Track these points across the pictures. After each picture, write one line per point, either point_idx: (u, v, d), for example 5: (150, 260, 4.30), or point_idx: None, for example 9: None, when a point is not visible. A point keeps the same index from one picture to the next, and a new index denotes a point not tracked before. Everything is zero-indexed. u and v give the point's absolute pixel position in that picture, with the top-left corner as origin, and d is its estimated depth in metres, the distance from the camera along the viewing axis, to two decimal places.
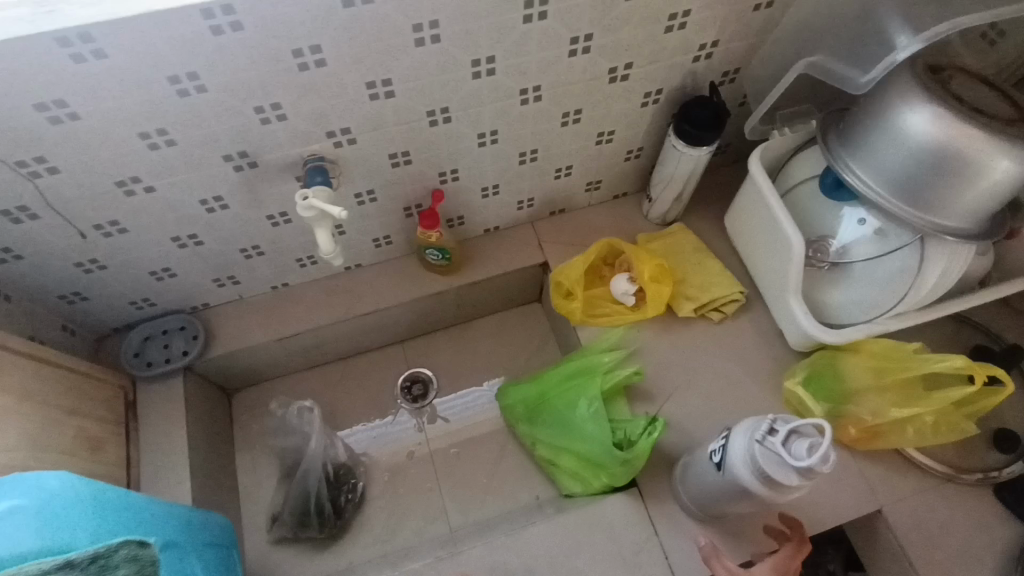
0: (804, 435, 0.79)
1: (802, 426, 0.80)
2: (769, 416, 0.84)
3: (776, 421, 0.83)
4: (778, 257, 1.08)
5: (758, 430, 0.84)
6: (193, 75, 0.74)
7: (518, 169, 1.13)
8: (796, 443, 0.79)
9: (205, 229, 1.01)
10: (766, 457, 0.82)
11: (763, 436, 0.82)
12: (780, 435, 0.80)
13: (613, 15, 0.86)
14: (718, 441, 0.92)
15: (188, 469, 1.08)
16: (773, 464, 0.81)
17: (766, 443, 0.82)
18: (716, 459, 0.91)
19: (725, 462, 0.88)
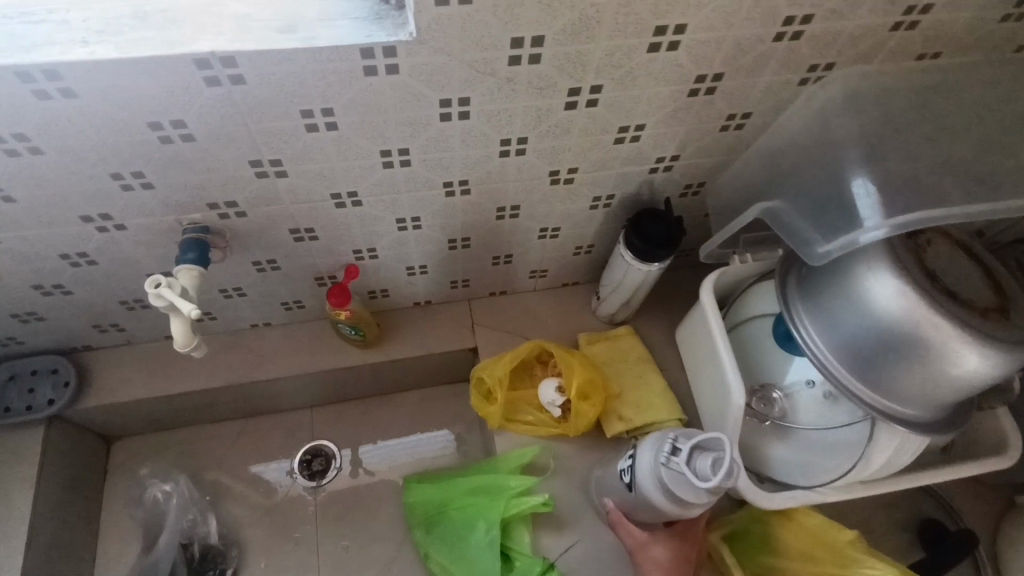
0: (708, 451, 0.72)
1: (703, 441, 0.73)
2: (671, 433, 0.77)
3: (678, 439, 0.76)
4: (720, 398, 0.94)
5: (662, 449, 0.77)
6: (21, 136, 0.63)
7: (449, 254, 1.01)
8: (699, 460, 0.72)
9: (73, 281, 0.89)
10: (674, 479, 0.75)
11: (667, 457, 0.76)
12: (682, 455, 0.73)
13: (550, 123, 0.74)
14: (626, 459, 0.85)
15: (24, 537, 0.96)
16: (682, 483, 0.74)
17: (671, 464, 0.75)
18: (626, 479, 0.84)
19: (634, 483, 0.81)
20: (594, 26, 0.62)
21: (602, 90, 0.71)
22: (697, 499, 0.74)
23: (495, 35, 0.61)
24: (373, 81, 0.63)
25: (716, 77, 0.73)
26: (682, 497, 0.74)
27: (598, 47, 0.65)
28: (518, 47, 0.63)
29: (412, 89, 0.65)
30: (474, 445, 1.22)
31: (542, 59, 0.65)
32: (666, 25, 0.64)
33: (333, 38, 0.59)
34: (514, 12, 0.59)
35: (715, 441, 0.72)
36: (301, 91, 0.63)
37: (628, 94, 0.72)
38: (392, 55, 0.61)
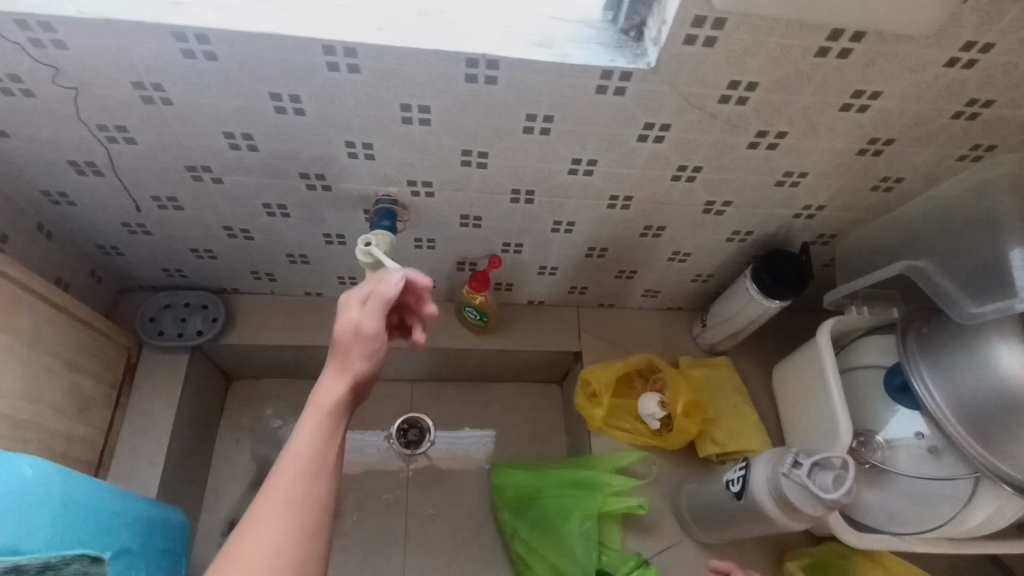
0: (828, 468, 0.78)
1: (826, 459, 0.78)
2: (792, 448, 0.82)
3: (799, 454, 0.81)
4: (825, 437, 1.01)
5: (781, 462, 0.82)
6: (295, 98, 0.71)
7: (583, 261, 1.09)
8: (821, 475, 0.77)
9: (259, 229, 0.98)
10: (792, 492, 0.79)
11: (787, 469, 0.80)
12: (805, 468, 0.78)
13: (728, 158, 0.83)
14: (737, 471, 0.90)
15: (165, 450, 1.05)
16: (799, 495, 0.79)
17: (790, 475, 0.79)
18: (735, 489, 0.89)
19: (745, 492, 0.86)
20: (805, 81, 0.70)
21: (786, 137, 0.79)
22: (810, 512, 0.78)
23: (719, 76, 0.69)
24: (599, 99, 0.72)
25: (887, 141, 0.80)
26: (798, 507, 0.78)
27: (798, 100, 0.73)
28: (732, 88, 0.71)
29: (628, 111, 0.74)
30: (559, 443, 1.30)
31: (749, 102, 0.73)
32: (865, 90, 0.71)
33: (582, 57, 0.68)
34: (744, 60, 0.67)
35: (838, 460, 0.77)
36: (536, 98, 0.72)
37: (807, 144, 0.80)
38: (626, 79, 0.69)
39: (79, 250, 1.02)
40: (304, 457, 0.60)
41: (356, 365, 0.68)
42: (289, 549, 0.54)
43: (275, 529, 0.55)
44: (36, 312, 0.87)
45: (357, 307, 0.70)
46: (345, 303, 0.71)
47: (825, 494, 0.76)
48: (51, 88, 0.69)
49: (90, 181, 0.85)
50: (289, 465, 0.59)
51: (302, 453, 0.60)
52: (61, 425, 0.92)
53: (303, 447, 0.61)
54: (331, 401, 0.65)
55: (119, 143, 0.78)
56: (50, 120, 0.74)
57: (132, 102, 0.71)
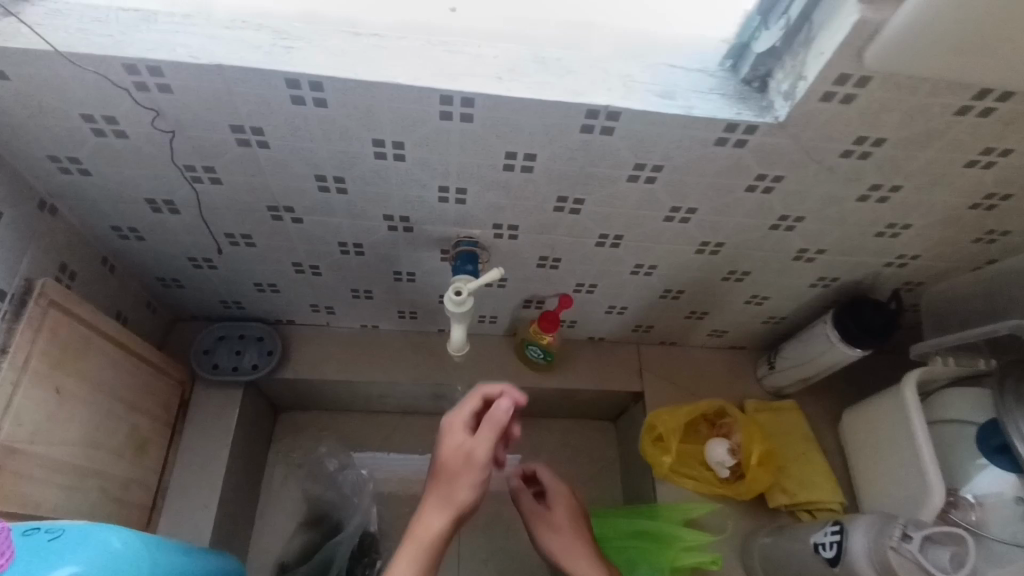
0: (941, 543, 0.75)
1: (936, 532, 0.75)
2: (898, 518, 0.78)
3: (907, 525, 0.78)
4: (913, 494, 0.96)
5: (887, 533, 0.78)
6: (399, 144, 0.68)
7: (657, 302, 1.05)
8: (935, 551, 0.74)
9: (329, 265, 0.94)
10: (901, 567, 0.76)
11: (897, 542, 0.76)
12: (916, 542, 0.75)
13: (835, 209, 0.79)
14: (828, 535, 0.86)
15: (218, 492, 1.00)
16: (909, 570, 0.76)
17: (899, 549, 0.76)
18: (827, 555, 0.85)
19: (842, 561, 0.82)
20: (935, 138, 0.67)
21: (900, 190, 0.75)
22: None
23: (847, 131, 0.66)
24: (717, 150, 0.68)
25: (1004, 196, 0.77)
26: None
27: (921, 156, 0.70)
28: (857, 143, 0.68)
29: (743, 163, 0.70)
30: (616, 485, 1.24)
31: (871, 157, 0.70)
32: (996, 147, 0.68)
33: (707, 109, 0.65)
34: (877, 117, 0.64)
35: (953, 535, 0.74)
36: (650, 148, 0.68)
37: (919, 198, 0.77)
38: (750, 132, 0.66)
39: (138, 283, 0.98)
40: None
41: (461, 497, 0.72)
42: None
43: None
44: (102, 352, 0.83)
45: (459, 431, 0.77)
46: (448, 428, 0.78)
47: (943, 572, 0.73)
48: (147, 131, 0.66)
49: (166, 219, 0.83)
50: None
51: None
52: (119, 469, 0.88)
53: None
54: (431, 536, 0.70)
55: (204, 183, 0.75)
56: (138, 160, 0.71)
57: (228, 144, 0.68)
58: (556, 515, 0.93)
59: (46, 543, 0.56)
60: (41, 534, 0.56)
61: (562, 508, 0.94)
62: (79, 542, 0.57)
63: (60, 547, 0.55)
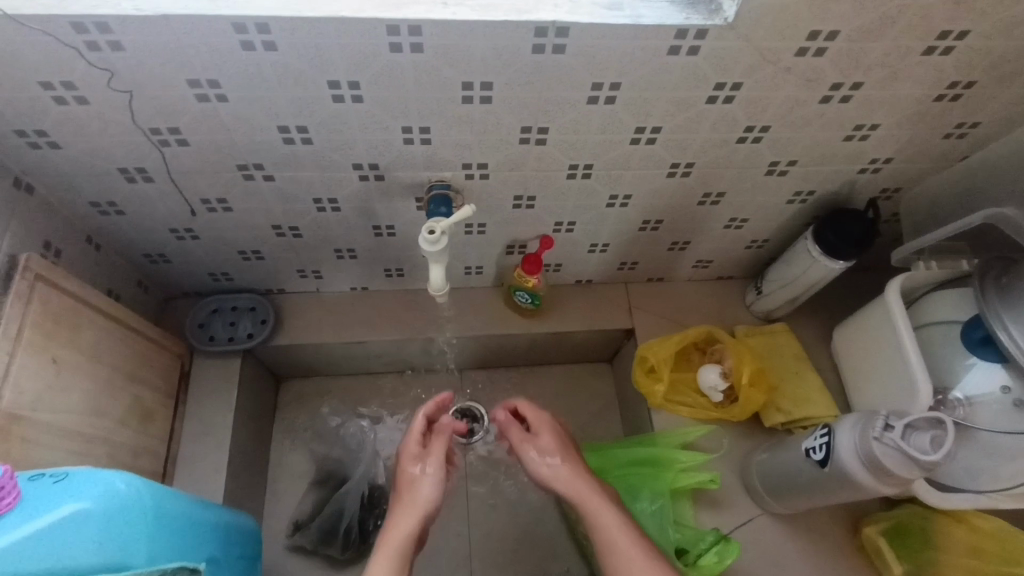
0: (922, 428, 0.75)
1: (917, 420, 0.76)
2: (883, 411, 0.79)
3: (889, 416, 0.78)
4: (904, 397, 0.97)
5: (870, 426, 0.79)
6: (354, 84, 0.69)
7: (637, 235, 1.05)
8: (916, 437, 0.75)
9: (309, 225, 0.95)
10: (885, 454, 0.77)
11: (879, 433, 0.77)
12: (896, 431, 0.76)
13: (799, 114, 0.79)
14: (818, 437, 0.88)
15: (226, 456, 1.03)
16: (893, 459, 0.77)
17: (882, 439, 0.77)
18: (818, 457, 0.87)
19: (831, 458, 0.84)
20: (889, 26, 0.67)
21: (862, 87, 0.75)
22: (906, 474, 0.76)
23: (799, 26, 0.66)
24: (671, 60, 0.69)
25: (967, 84, 0.77)
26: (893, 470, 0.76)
27: (879, 48, 0.70)
28: (812, 39, 0.68)
29: (700, 71, 0.71)
30: (615, 423, 1.26)
31: (827, 53, 0.70)
32: (951, 30, 0.68)
33: (655, 16, 0.65)
34: (826, 8, 0.64)
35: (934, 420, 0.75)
36: (604, 63, 0.68)
37: (882, 94, 0.77)
38: (701, 37, 0.66)
39: (126, 261, 1.00)
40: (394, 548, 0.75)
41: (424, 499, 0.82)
42: None
43: None
44: (95, 324, 0.85)
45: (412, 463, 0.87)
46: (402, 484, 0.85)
47: (922, 455, 0.74)
48: (106, 93, 0.67)
49: (141, 189, 0.84)
50: (382, 557, 0.74)
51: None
52: (127, 437, 0.91)
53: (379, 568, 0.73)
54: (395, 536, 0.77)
55: (172, 146, 0.76)
56: (104, 127, 0.72)
57: (188, 101, 0.69)
58: (541, 436, 0.93)
59: (51, 486, 0.58)
60: (46, 478, 0.59)
61: (547, 430, 0.93)
62: (80, 484, 0.58)
63: (62, 489, 0.57)
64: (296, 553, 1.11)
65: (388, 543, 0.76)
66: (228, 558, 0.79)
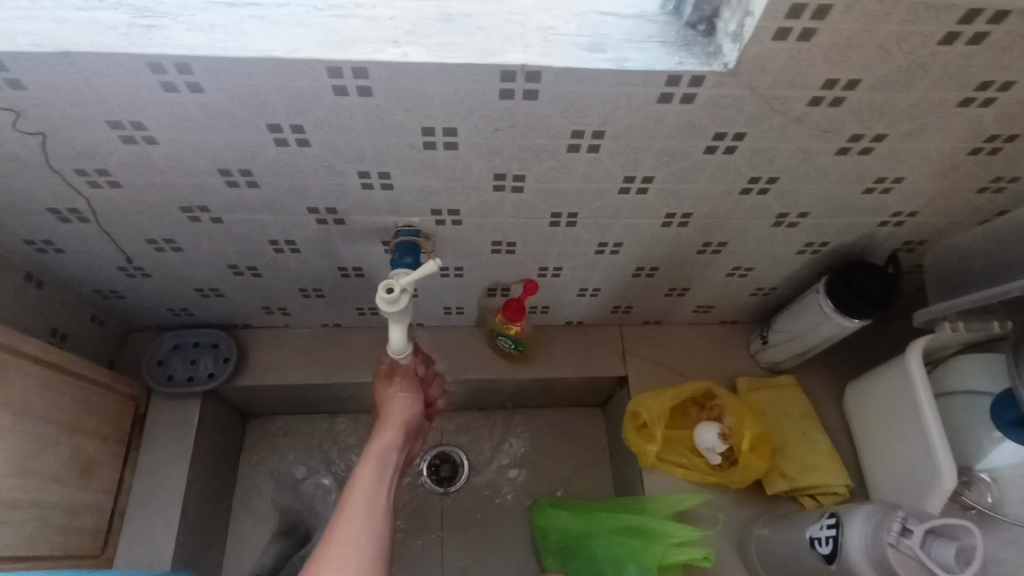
0: (946, 537, 0.66)
1: (939, 525, 0.67)
2: (900, 511, 0.70)
3: (907, 518, 0.69)
4: (921, 478, 0.86)
5: (886, 528, 0.70)
6: (298, 128, 0.60)
7: (631, 281, 0.96)
8: (939, 547, 0.66)
9: (267, 265, 0.87)
10: (902, 564, 0.68)
11: (896, 539, 0.68)
12: (916, 538, 0.67)
13: (813, 165, 0.69)
14: (823, 529, 0.79)
15: (178, 510, 0.96)
16: (910, 569, 0.68)
17: (899, 545, 0.68)
18: (823, 552, 0.78)
19: (838, 558, 0.75)
20: (920, 75, 0.57)
21: (885, 139, 0.66)
22: None
23: (812, 74, 0.56)
24: (662, 109, 0.59)
25: (1009, 137, 0.67)
26: None
27: (904, 99, 0.60)
28: (827, 88, 0.58)
29: (695, 121, 0.61)
30: (604, 475, 1.17)
31: (845, 103, 0.60)
32: (993, 80, 0.58)
33: (642, 60, 0.55)
34: (844, 56, 0.54)
35: (964, 531, 0.66)
36: (584, 112, 0.59)
37: (908, 147, 0.67)
38: (697, 84, 0.57)
39: (75, 296, 0.93)
40: (374, 466, 0.78)
41: (401, 414, 0.84)
42: (372, 503, 0.73)
43: (367, 479, 0.76)
44: (26, 375, 0.78)
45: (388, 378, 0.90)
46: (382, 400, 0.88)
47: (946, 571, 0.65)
48: (17, 134, 0.60)
49: (78, 229, 0.76)
50: (365, 474, 0.76)
51: (362, 490, 0.74)
52: (62, 495, 0.83)
53: (362, 484, 0.75)
54: (383, 448, 0.80)
55: (103, 187, 0.68)
56: (22, 168, 0.65)
57: (113, 143, 0.61)
58: None
59: None
60: None
61: None
62: None
63: None
64: None
65: (372, 454, 0.79)
66: None
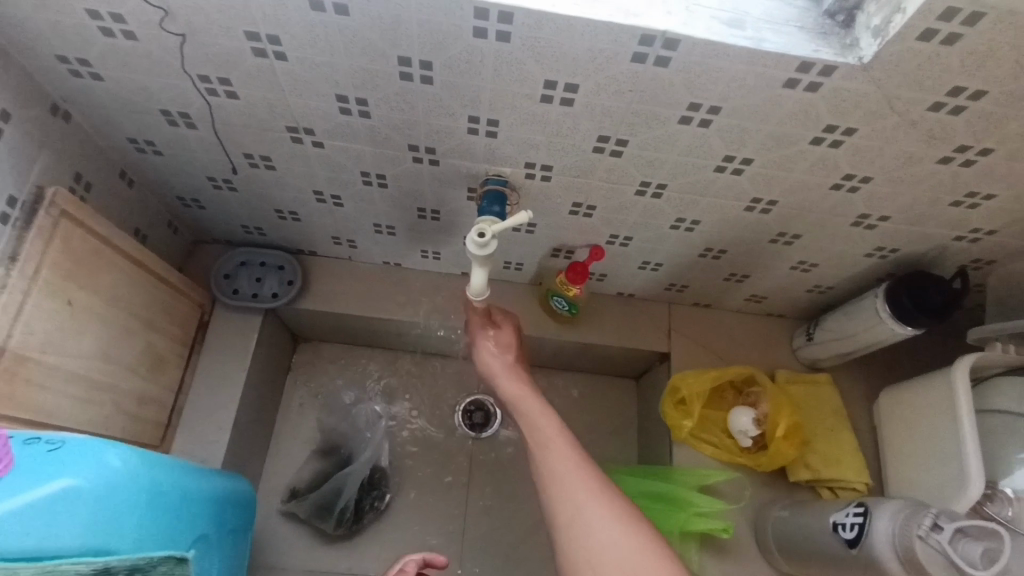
0: (974, 537, 0.70)
1: (969, 526, 0.70)
2: (932, 508, 0.74)
3: (938, 515, 0.73)
4: (946, 485, 0.90)
5: (917, 522, 0.74)
6: (426, 64, 0.62)
7: (695, 260, 0.98)
8: (965, 545, 0.69)
9: (351, 195, 0.89)
10: (926, 555, 0.72)
11: (925, 533, 0.72)
12: (944, 534, 0.70)
13: (910, 171, 0.70)
14: (850, 515, 0.83)
15: (232, 416, 1.01)
16: (934, 562, 0.71)
17: (927, 539, 0.72)
18: (848, 535, 0.82)
19: (863, 542, 0.79)
20: None
21: (990, 154, 0.66)
22: None
23: (942, 79, 0.57)
24: (784, 94, 0.60)
25: None
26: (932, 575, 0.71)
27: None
28: (952, 95, 0.59)
29: (812, 110, 0.62)
30: (630, 444, 1.21)
31: (963, 113, 0.61)
32: None
33: (778, 42, 0.56)
34: (979, 65, 0.55)
35: (987, 531, 0.69)
36: (707, 85, 0.61)
37: (1010, 165, 0.68)
38: (826, 74, 0.58)
39: (159, 200, 0.96)
40: None
41: None
42: None
43: None
44: (117, 268, 0.82)
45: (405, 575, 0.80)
46: None
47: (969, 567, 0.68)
48: (157, 32, 0.62)
49: (182, 134, 0.79)
50: None
51: None
52: (134, 385, 0.88)
53: None
54: None
55: (220, 96, 0.71)
56: (150, 65, 0.67)
57: (244, 54, 0.63)
58: None
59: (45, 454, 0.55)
60: (41, 442, 0.56)
61: None
62: (74, 456, 0.55)
63: (58, 460, 0.54)
64: (288, 520, 1.09)
65: None
66: (220, 536, 0.76)
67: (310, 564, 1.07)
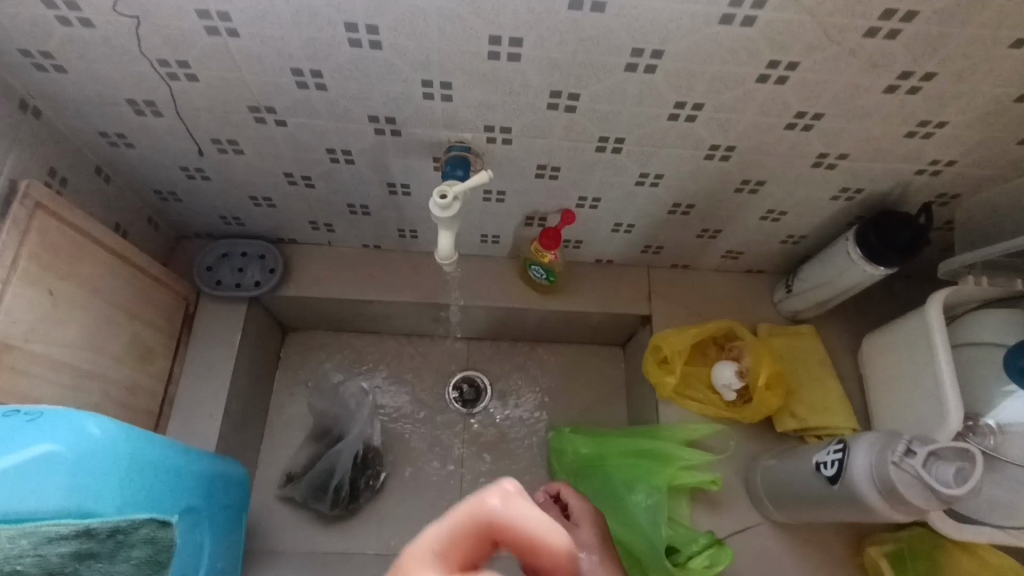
0: (946, 459, 0.71)
1: (942, 449, 0.72)
2: (905, 436, 0.75)
3: (912, 442, 0.74)
4: (928, 420, 0.90)
5: (891, 450, 0.75)
6: (373, 28, 0.64)
7: (665, 218, 0.99)
8: (939, 467, 0.71)
9: (321, 175, 0.91)
10: (901, 480, 0.73)
11: (899, 458, 0.74)
12: (919, 458, 0.72)
13: (860, 103, 0.72)
14: (830, 453, 0.84)
15: (224, 404, 1.03)
16: (909, 486, 0.73)
17: (901, 465, 0.73)
18: (828, 472, 0.83)
19: (842, 476, 0.80)
20: (977, 9, 0.59)
21: (934, 78, 0.68)
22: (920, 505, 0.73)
23: (872, 2, 0.58)
24: (722, 31, 0.62)
25: None
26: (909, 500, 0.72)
27: (958, 35, 0.62)
28: (885, 18, 0.60)
29: (752, 45, 0.64)
30: (620, 410, 1.23)
31: (899, 36, 0.62)
32: None
33: None
34: None
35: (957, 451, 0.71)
36: (647, 28, 0.62)
37: (956, 88, 0.69)
38: (759, 7, 0.59)
39: (137, 196, 0.98)
40: None
41: None
42: None
43: None
44: (98, 259, 0.84)
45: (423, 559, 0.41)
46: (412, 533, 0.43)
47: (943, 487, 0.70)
48: (112, 16, 0.64)
49: (150, 123, 0.81)
50: None
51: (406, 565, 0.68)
52: (123, 375, 0.90)
53: None
54: None
55: (181, 80, 0.73)
56: (110, 53, 0.69)
57: (198, 33, 0.65)
58: None
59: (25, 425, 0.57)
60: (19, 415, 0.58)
61: None
62: (52, 424, 0.58)
63: (34, 428, 0.57)
64: (287, 503, 1.11)
65: None
66: (210, 509, 0.78)
67: (310, 545, 1.08)
